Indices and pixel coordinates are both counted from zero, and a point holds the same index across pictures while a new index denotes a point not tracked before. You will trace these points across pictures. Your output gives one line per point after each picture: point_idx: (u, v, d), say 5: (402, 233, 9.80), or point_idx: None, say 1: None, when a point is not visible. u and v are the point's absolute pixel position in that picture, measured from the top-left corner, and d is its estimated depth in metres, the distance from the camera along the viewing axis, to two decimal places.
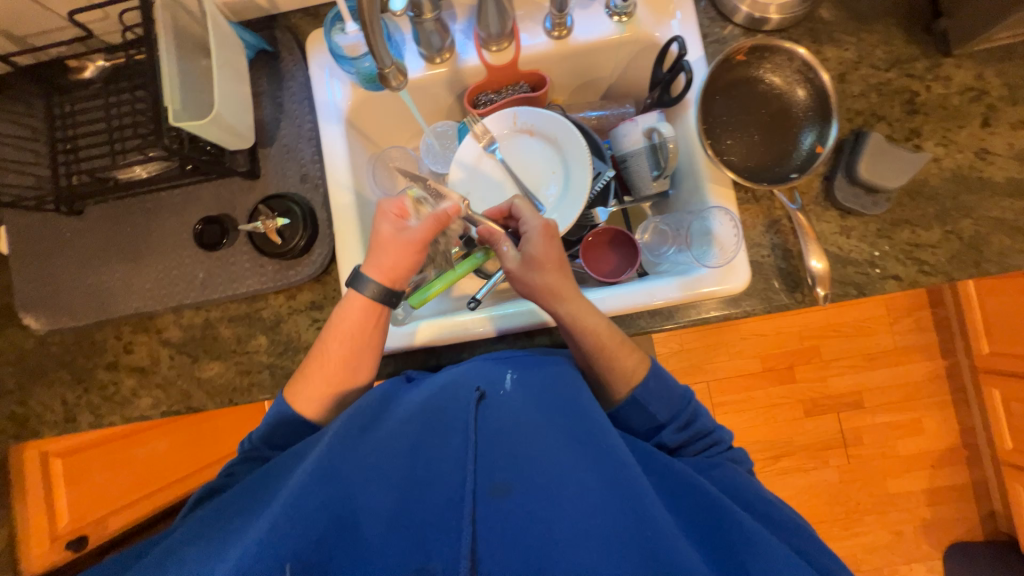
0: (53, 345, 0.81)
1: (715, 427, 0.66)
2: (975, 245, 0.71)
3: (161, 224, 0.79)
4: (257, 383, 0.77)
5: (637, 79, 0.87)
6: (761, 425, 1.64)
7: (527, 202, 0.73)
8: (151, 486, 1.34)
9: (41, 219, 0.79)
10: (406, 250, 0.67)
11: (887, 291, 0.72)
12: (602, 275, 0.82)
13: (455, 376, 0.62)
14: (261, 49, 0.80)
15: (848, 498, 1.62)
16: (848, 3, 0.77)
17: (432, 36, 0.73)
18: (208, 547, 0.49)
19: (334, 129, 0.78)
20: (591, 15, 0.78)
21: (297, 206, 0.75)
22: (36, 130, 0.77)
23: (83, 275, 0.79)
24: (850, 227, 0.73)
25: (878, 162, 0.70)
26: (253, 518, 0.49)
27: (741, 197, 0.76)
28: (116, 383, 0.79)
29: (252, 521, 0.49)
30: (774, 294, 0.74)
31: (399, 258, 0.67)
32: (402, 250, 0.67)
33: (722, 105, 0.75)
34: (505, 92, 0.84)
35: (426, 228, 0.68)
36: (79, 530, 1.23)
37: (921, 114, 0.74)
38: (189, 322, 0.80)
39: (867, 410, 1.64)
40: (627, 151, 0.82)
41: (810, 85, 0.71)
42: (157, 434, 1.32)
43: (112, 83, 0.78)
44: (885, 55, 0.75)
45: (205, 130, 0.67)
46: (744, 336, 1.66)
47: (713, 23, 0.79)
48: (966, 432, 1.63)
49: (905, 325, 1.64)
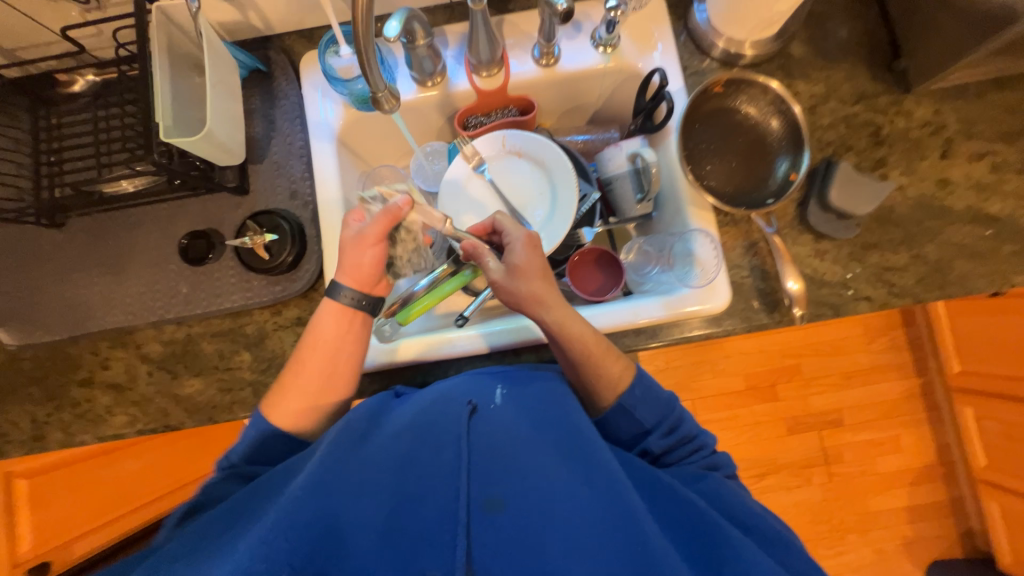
0: (25, 361, 0.78)
1: (699, 431, 0.68)
2: (940, 269, 0.75)
3: (145, 238, 0.78)
4: (239, 400, 0.76)
5: (621, 105, 0.90)
6: (745, 444, 1.65)
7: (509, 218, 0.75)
8: (118, 510, 1.27)
9: (19, 231, 0.78)
10: (365, 249, 0.68)
11: (860, 311, 0.76)
12: (588, 293, 0.84)
13: (445, 390, 0.62)
14: (254, 68, 0.81)
15: (831, 517, 1.64)
16: (816, 41, 0.82)
17: (424, 61, 0.75)
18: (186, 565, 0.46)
19: (325, 148, 0.79)
20: (576, 46, 0.81)
21: (285, 222, 0.75)
22: (19, 142, 0.76)
23: (62, 289, 0.77)
24: (824, 250, 0.77)
25: (848, 189, 0.74)
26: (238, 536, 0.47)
27: (720, 220, 0.79)
28: (90, 401, 0.77)
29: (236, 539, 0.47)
30: (753, 313, 0.76)
31: (360, 258, 0.68)
32: (360, 249, 0.68)
33: (702, 131, 0.79)
34: (494, 116, 0.86)
35: (379, 225, 0.69)
36: (41, 556, 1.21)
37: (886, 145, 0.78)
38: (170, 337, 0.78)
39: (846, 428, 1.67)
40: (611, 175, 0.85)
41: (783, 116, 0.75)
42: (131, 452, 1.27)
43: (102, 97, 0.78)
44: (851, 90, 0.80)
45: (196, 147, 0.67)
46: (727, 354, 1.68)
47: (692, 56, 0.83)
48: (941, 449, 1.67)
49: (880, 344, 1.69)
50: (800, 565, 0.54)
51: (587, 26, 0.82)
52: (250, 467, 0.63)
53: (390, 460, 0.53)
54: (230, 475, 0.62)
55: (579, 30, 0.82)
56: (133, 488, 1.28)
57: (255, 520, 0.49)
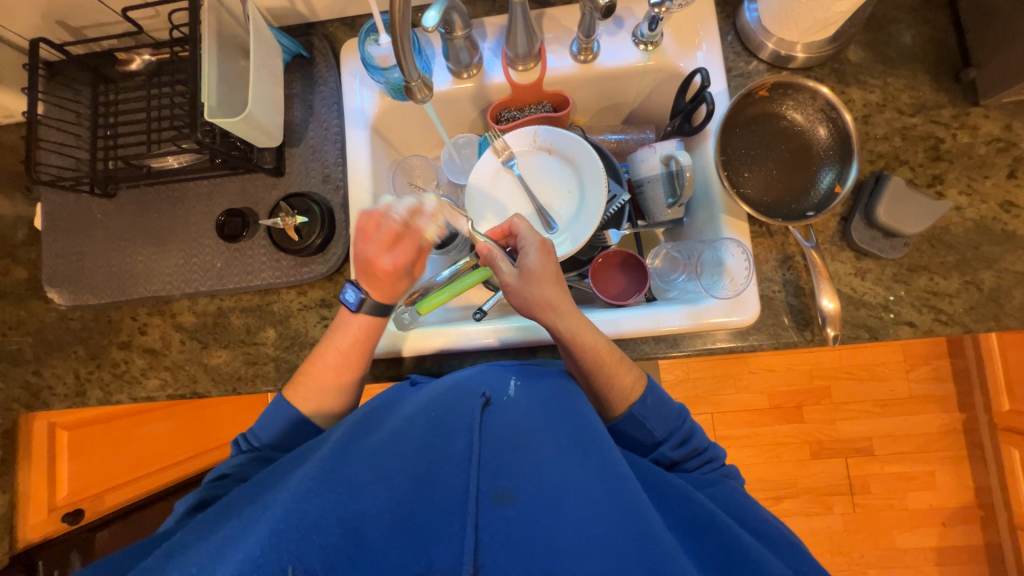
0: (73, 321, 0.84)
1: (710, 444, 0.67)
2: (995, 298, 0.70)
3: (186, 212, 0.82)
4: (262, 374, 0.79)
5: (659, 106, 0.88)
6: (765, 464, 1.59)
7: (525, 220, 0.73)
8: (150, 467, 1.38)
9: (74, 199, 0.83)
10: (404, 275, 0.71)
11: (900, 337, 0.71)
12: (610, 296, 0.82)
13: (461, 379, 0.64)
14: (297, 54, 0.83)
15: (851, 548, 1.57)
16: (876, 46, 0.77)
17: (461, 52, 0.75)
18: (211, 549, 0.46)
19: (359, 134, 0.81)
20: (617, 43, 0.79)
21: (316, 205, 0.77)
22: (80, 116, 0.81)
23: (108, 256, 0.82)
24: (865, 269, 0.72)
25: (899, 206, 0.69)
26: (253, 518, 0.48)
27: (754, 231, 0.75)
28: (127, 362, 0.82)
29: (252, 521, 0.48)
30: (783, 330, 0.73)
31: (400, 282, 0.71)
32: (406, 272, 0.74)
33: (742, 137, 0.75)
34: (528, 111, 0.85)
35: (403, 252, 0.70)
36: (75, 504, 1.22)
37: (945, 161, 0.73)
38: (203, 309, 0.82)
39: (876, 458, 1.58)
40: (643, 177, 0.82)
41: (833, 125, 0.71)
42: (160, 415, 1.37)
43: (156, 77, 0.81)
44: (910, 101, 0.75)
45: (237, 128, 0.70)
46: (754, 370, 1.62)
47: (738, 58, 0.80)
48: (980, 491, 1.56)
49: (921, 373, 1.59)
50: (812, 573, 0.52)
51: (630, 22, 0.79)
52: (273, 452, 0.66)
53: (403, 448, 0.54)
54: (257, 458, 0.65)
55: (621, 26, 0.79)
56: (164, 449, 1.40)
57: (272, 499, 0.50)
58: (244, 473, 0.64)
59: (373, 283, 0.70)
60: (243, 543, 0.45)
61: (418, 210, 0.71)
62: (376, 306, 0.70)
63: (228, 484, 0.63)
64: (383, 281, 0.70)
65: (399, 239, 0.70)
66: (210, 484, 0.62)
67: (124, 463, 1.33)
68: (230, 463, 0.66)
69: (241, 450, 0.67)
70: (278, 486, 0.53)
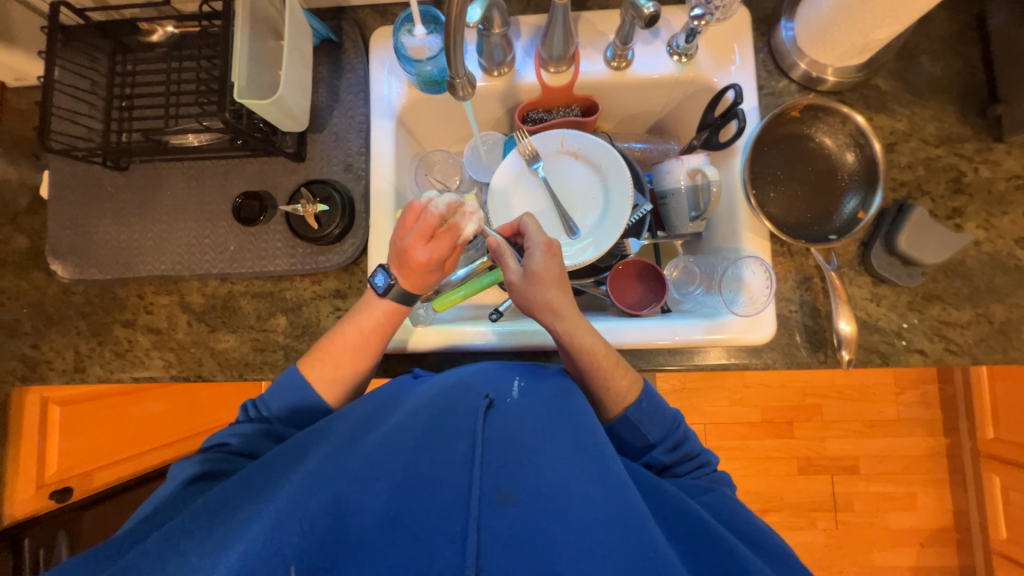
0: (76, 295, 0.81)
1: (701, 450, 0.67)
2: (1005, 331, 0.71)
3: (202, 191, 0.80)
4: (270, 362, 0.78)
5: (686, 119, 0.88)
6: (754, 477, 1.61)
7: (536, 220, 0.73)
8: (138, 447, 1.37)
9: (84, 170, 0.80)
10: (436, 269, 0.68)
11: (910, 364, 0.72)
12: (625, 305, 0.82)
13: (463, 376, 0.62)
14: (326, 38, 0.82)
15: (831, 564, 1.60)
16: (906, 75, 0.77)
17: (496, 50, 0.74)
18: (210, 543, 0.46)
19: (384, 124, 0.79)
20: (652, 51, 0.79)
21: (337, 194, 0.76)
22: (94, 84, 0.78)
23: (116, 231, 0.80)
24: (882, 295, 0.73)
25: (920, 236, 0.70)
26: (254, 516, 0.48)
27: (775, 249, 0.76)
28: (131, 341, 0.80)
29: (253, 518, 0.48)
30: (796, 350, 0.74)
31: (430, 276, 0.68)
32: None
33: (771, 156, 0.76)
34: (556, 113, 0.85)
35: (439, 249, 0.66)
36: (63, 481, 1.21)
37: (965, 194, 0.74)
38: (212, 291, 0.80)
39: (862, 476, 1.61)
40: (667, 188, 0.82)
41: (860, 150, 0.72)
42: (156, 395, 1.36)
43: (177, 50, 0.79)
44: (936, 132, 0.76)
45: (264, 110, 0.68)
46: (748, 384, 1.64)
47: (770, 76, 0.80)
48: (959, 514, 1.60)
49: (910, 397, 1.63)
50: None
51: (666, 32, 0.79)
52: (280, 426, 0.65)
53: (407, 442, 0.54)
54: (266, 432, 0.64)
55: (656, 36, 0.79)
56: (153, 429, 1.38)
57: (273, 491, 0.50)
58: (250, 445, 0.62)
59: (397, 265, 0.67)
60: (243, 535, 0.46)
61: (458, 208, 0.66)
62: (401, 292, 0.69)
63: (231, 458, 0.61)
64: (415, 273, 0.67)
65: (436, 234, 0.67)
66: (212, 454, 0.61)
67: (112, 442, 1.30)
68: (235, 430, 0.64)
69: (249, 418, 0.66)
70: (280, 479, 0.52)
